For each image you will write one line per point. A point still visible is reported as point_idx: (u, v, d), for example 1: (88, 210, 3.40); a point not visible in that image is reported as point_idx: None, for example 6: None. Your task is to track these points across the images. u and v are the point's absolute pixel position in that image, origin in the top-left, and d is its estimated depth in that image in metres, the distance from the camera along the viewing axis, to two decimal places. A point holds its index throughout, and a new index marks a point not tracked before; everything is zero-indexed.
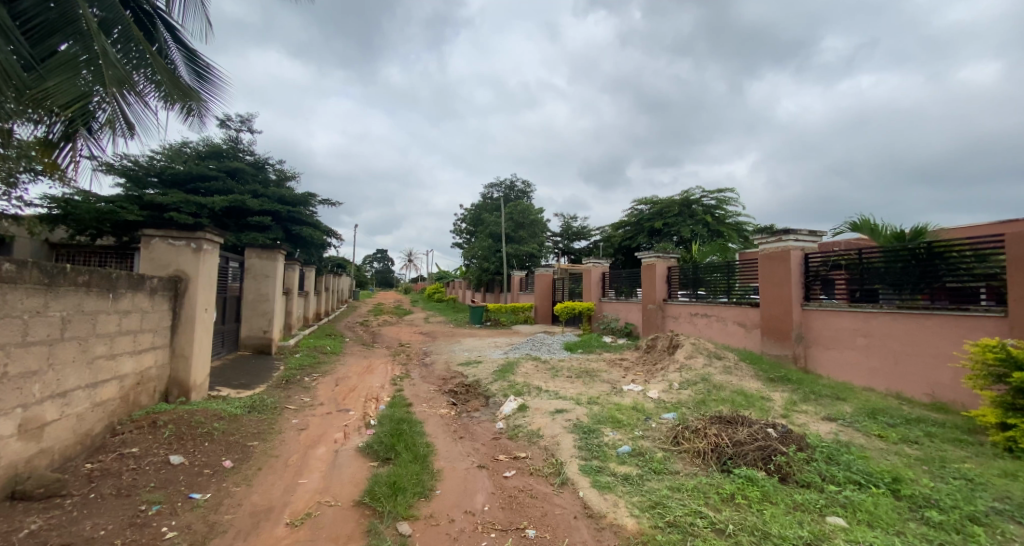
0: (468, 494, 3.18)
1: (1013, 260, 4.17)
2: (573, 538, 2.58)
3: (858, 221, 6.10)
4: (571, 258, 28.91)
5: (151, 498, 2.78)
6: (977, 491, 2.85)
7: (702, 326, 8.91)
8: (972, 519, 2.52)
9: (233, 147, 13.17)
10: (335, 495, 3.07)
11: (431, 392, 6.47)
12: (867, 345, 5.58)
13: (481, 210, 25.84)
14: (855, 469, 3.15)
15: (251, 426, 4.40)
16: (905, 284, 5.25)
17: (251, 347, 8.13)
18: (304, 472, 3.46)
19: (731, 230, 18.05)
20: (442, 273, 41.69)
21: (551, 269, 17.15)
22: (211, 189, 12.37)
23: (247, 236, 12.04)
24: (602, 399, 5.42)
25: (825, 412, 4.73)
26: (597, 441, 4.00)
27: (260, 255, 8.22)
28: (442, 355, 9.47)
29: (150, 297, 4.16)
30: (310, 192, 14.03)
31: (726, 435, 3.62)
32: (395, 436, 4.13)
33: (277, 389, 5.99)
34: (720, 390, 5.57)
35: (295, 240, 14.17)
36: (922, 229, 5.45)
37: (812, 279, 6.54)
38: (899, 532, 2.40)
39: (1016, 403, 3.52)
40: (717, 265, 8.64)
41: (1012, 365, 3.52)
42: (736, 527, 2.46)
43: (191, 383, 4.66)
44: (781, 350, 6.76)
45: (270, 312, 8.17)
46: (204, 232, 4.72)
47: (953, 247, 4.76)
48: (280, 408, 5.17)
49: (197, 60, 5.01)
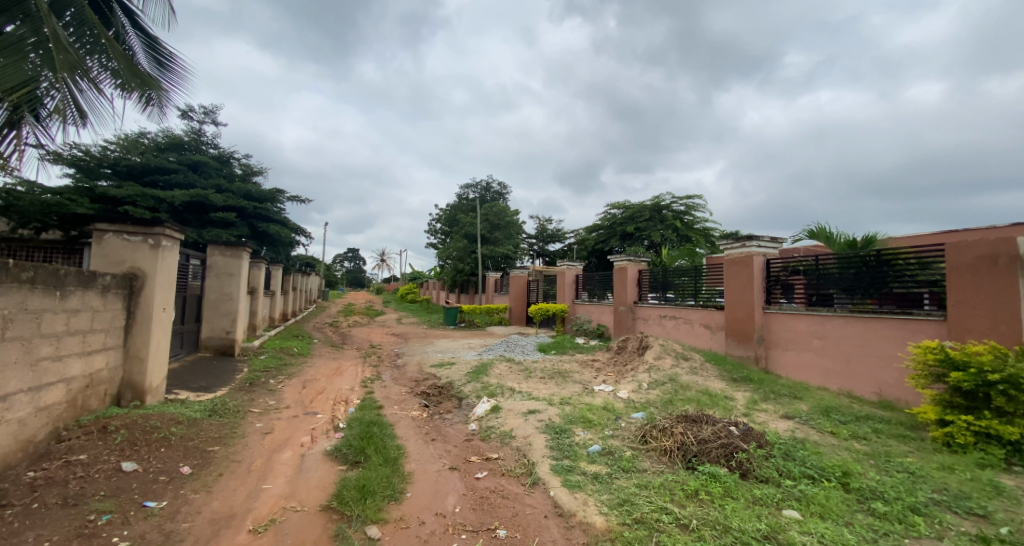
0: (439, 496, 3.17)
1: (952, 267, 4.50)
2: (543, 538, 2.61)
3: (815, 229, 6.42)
4: (545, 260, 29.14)
5: (101, 507, 2.63)
6: (919, 483, 3.07)
7: (670, 328, 9.18)
8: (913, 510, 2.71)
9: (196, 139, 12.60)
10: (300, 501, 2.99)
11: (403, 394, 6.38)
12: (822, 346, 5.90)
13: (456, 210, 25.71)
14: (810, 465, 3.32)
15: (212, 430, 4.23)
16: (857, 289, 5.58)
17: (212, 349, 7.79)
18: (268, 477, 3.36)
19: (698, 235, 18.66)
20: (416, 273, 41.18)
21: (526, 270, 17.23)
22: (170, 183, 11.80)
23: (210, 233, 11.56)
24: (574, 400, 5.50)
25: (783, 410, 4.97)
26: (568, 441, 4.05)
27: (223, 253, 7.90)
28: (414, 357, 9.37)
29: (102, 295, 3.93)
30: (277, 189, 13.58)
31: (691, 433, 3.74)
32: (365, 439, 4.06)
33: (240, 392, 5.77)
34: (686, 390, 5.76)
35: (261, 237, 13.68)
36: (872, 237, 5.80)
37: (773, 283, 6.85)
38: (848, 523, 2.56)
39: (954, 401, 3.81)
40: (685, 268, 8.92)
41: (949, 365, 3.80)
42: (699, 522, 2.56)
43: (146, 386, 4.42)
44: (743, 351, 7.05)
45: (233, 312, 7.85)
46: (163, 227, 4.50)
47: (899, 254, 5.09)
48: (244, 412, 4.98)
49: (159, 48, 4.76)
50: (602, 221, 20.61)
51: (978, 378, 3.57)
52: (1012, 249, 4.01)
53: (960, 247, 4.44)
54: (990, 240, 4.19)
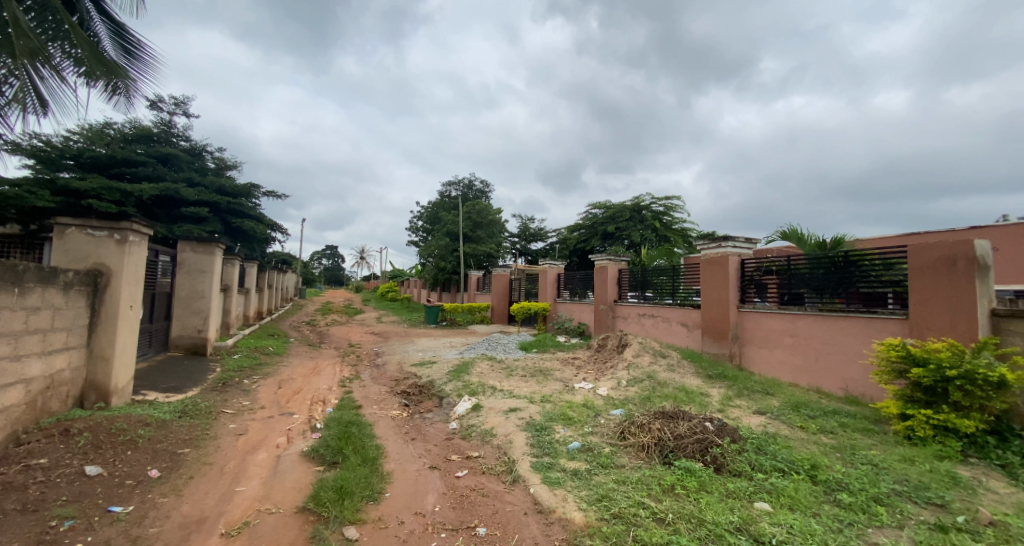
0: (418, 495, 3.16)
1: (914, 268, 4.72)
2: (522, 535, 2.63)
3: (787, 230, 6.63)
4: (527, 259, 29.22)
5: (63, 513, 2.52)
6: (882, 474, 3.21)
7: (649, 326, 9.34)
8: (876, 500, 2.83)
9: (166, 131, 12.15)
10: (276, 503, 2.93)
11: (382, 394, 6.31)
12: (793, 344, 6.11)
13: (438, 208, 25.53)
14: (781, 458, 3.44)
15: (182, 432, 4.09)
16: (826, 289, 5.79)
17: (183, 348, 7.53)
18: (242, 479, 3.28)
19: (677, 236, 19.01)
20: (396, 271, 40.71)
21: (508, 269, 17.25)
22: (138, 176, 11.32)
23: (181, 229, 11.17)
24: (554, 398, 5.55)
25: (756, 406, 5.12)
26: (548, 439, 4.09)
27: (194, 249, 7.61)
28: (394, 356, 9.27)
29: (64, 292, 3.76)
30: (252, 184, 13.19)
31: (668, 429, 3.82)
32: (343, 439, 4.00)
33: (212, 393, 5.60)
34: (663, 387, 5.88)
35: (235, 233, 13.29)
36: (840, 238, 6.03)
37: (747, 283, 7.04)
38: (816, 514, 2.66)
39: (914, 396, 4.00)
40: (663, 268, 9.08)
41: (910, 361, 3.99)
42: (675, 516, 2.62)
43: (111, 387, 4.24)
44: (718, 349, 7.23)
45: (205, 310, 7.61)
46: (130, 222, 4.34)
47: (865, 255, 5.30)
48: (216, 413, 4.84)
49: (127, 36, 4.55)
50: (584, 221, 20.81)
51: (937, 373, 3.75)
52: (969, 252, 4.24)
53: (922, 249, 4.66)
54: (949, 242, 4.41)
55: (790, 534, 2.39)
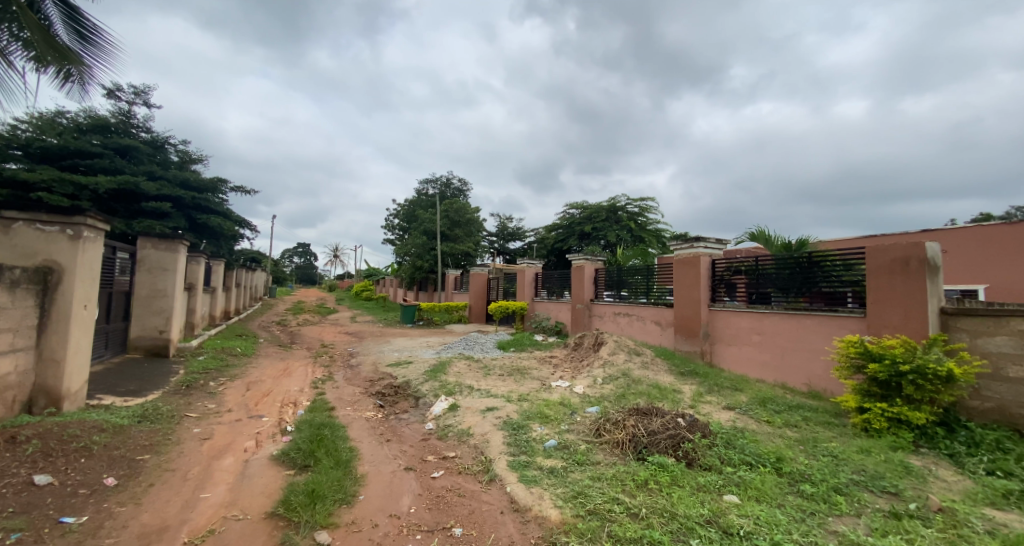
0: (393, 497, 3.11)
1: (871, 268, 4.97)
2: (499, 534, 2.63)
3: (755, 232, 6.86)
4: (505, 259, 29.25)
5: (8, 526, 2.36)
6: (841, 465, 3.37)
7: (624, 325, 9.50)
8: (836, 490, 2.97)
9: (124, 121, 11.50)
10: (242, 509, 2.83)
11: (356, 395, 6.18)
12: (760, 341, 6.33)
13: (415, 206, 25.22)
14: (748, 452, 3.57)
15: (141, 438, 3.90)
16: (791, 288, 6.03)
17: (143, 349, 7.17)
18: (206, 485, 3.16)
19: (651, 236, 19.40)
20: (372, 270, 39.98)
21: (486, 268, 17.20)
22: (93, 168, 10.75)
23: (141, 224, 10.64)
24: (531, 396, 5.58)
25: (725, 402, 5.28)
26: (525, 437, 4.10)
27: (155, 245, 7.24)
28: (369, 356, 9.11)
29: (11, 291, 3.53)
30: (218, 178, 12.69)
31: (642, 425, 3.90)
32: (316, 441, 3.90)
33: (175, 396, 5.37)
34: (638, 384, 6.00)
35: (200, 229, 12.75)
36: (805, 240, 6.29)
37: (717, 282, 7.26)
38: (780, 504, 2.77)
39: (871, 390, 4.20)
40: (638, 268, 9.25)
41: (868, 357, 4.19)
42: (647, 511, 2.67)
43: (64, 391, 4.00)
44: (690, 347, 7.43)
45: (167, 310, 7.28)
46: (85, 217, 4.13)
47: (827, 256, 5.55)
48: (178, 417, 4.63)
49: (81, 20, 4.20)
50: (561, 220, 20.99)
51: (892, 368, 3.97)
52: (921, 253, 4.52)
53: (878, 250, 4.92)
54: (903, 244, 4.68)
55: (756, 525, 2.47)
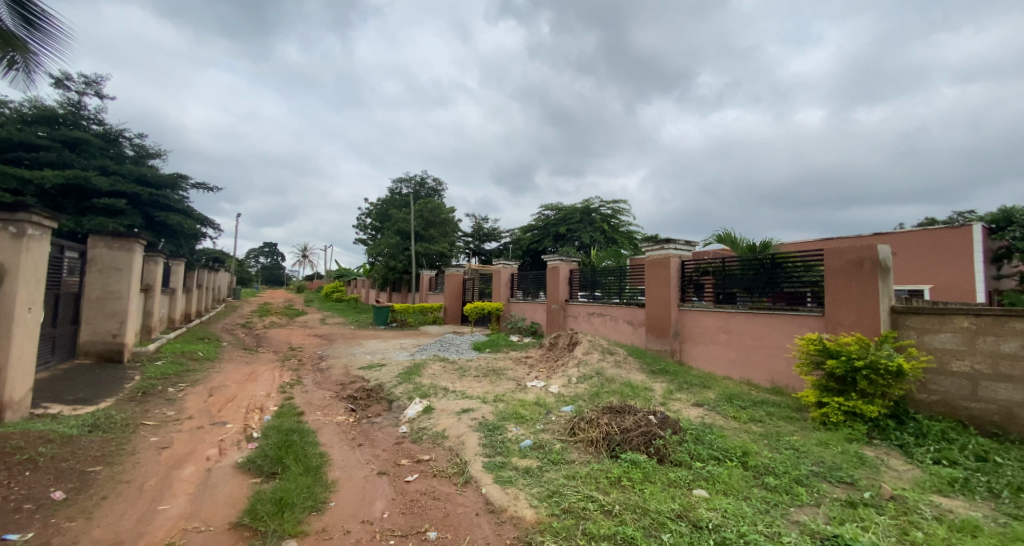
0: (365, 503, 3.04)
1: (828, 270, 5.24)
2: (474, 536, 2.61)
3: (723, 234, 7.09)
4: (480, 259, 29.20)
5: None
6: (802, 457, 3.53)
7: (598, 325, 9.63)
8: (797, 481, 3.11)
9: (74, 112, 10.80)
10: (205, 520, 2.71)
11: (327, 399, 6.02)
12: (727, 340, 6.57)
13: (388, 205, 24.78)
14: (715, 447, 3.69)
15: (92, 448, 3.67)
16: (755, 289, 6.28)
17: (94, 355, 6.75)
18: (165, 497, 3.00)
19: (624, 238, 19.80)
20: (343, 270, 39.05)
21: (461, 269, 17.09)
22: (38, 161, 10.06)
23: (92, 222, 10.02)
24: (507, 397, 5.57)
25: (694, 399, 5.44)
26: (501, 438, 4.10)
27: (108, 245, 6.84)
28: (339, 359, 8.88)
29: None
30: (178, 174, 12.09)
31: (616, 423, 3.96)
32: (284, 448, 3.77)
33: (130, 403, 5.08)
34: (611, 382, 6.10)
35: (158, 227, 12.12)
36: (768, 242, 6.55)
37: (687, 283, 7.46)
38: (747, 497, 2.88)
39: (829, 385, 4.42)
40: (611, 268, 9.40)
41: (826, 354, 4.40)
42: (621, 508, 2.72)
43: (5, 400, 3.71)
44: (661, 345, 7.62)
45: (122, 313, 6.88)
46: (28, 214, 3.86)
47: (789, 258, 5.82)
48: (134, 425, 4.38)
49: (28, 3, 3.73)
50: (537, 221, 21.15)
51: (847, 364, 4.19)
52: (873, 256, 4.80)
53: (835, 253, 5.19)
54: (858, 247, 4.95)
55: (724, 518, 2.55)
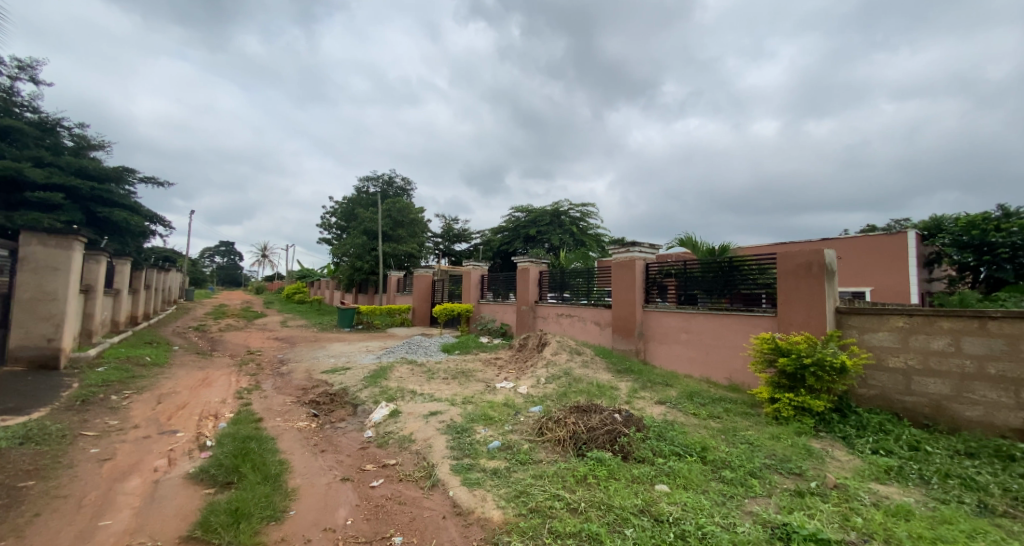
0: (328, 510, 2.96)
1: (780, 273, 5.55)
2: (440, 539, 2.61)
3: (684, 237, 7.38)
4: (450, 260, 28.96)
5: None
6: (756, 451, 3.72)
7: (566, 326, 9.77)
8: (751, 474, 3.27)
9: (4, 99, 9.93)
10: (151, 535, 2.55)
11: (287, 404, 5.81)
12: (688, 339, 6.82)
13: (354, 205, 24.16)
14: (676, 443, 3.83)
15: (22, 462, 3.38)
16: (714, 290, 6.56)
17: (25, 361, 6.21)
18: (106, 512, 2.80)
19: (592, 240, 20.18)
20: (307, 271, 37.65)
21: (430, 270, 16.89)
22: None
23: (24, 217, 9.25)
24: (475, 399, 5.56)
25: (657, 397, 5.61)
26: (468, 440, 4.08)
27: (43, 242, 6.34)
28: (302, 362, 8.58)
29: None
30: (124, 168, 11.33)
31: (582, 422, 4.03)
32: (240, 456, 3.61)
33: (67, 413, 4.70)
34: (578, 382, 6.20)
35: (101, 224, 11.30)
36: (726, 245, 6.86)
37: (651, 284, 7.70)
38: (704, 490, 3.01)
39: (781, 382, 4.68)
40: (580, 270, 9.56)
41: (778, 352, 4.65)
42: (586, 505, 2.77)
43: None
44: (626, 345, 7.81)
45: (58, 315, 6.37)
46: None
47: (745, 261, 6.12)
48: (72, 436, 4.07)
49: None
50: (507, 223, 21.24)
51: (797, 362, 4.45)
52: (820, 259, 5.12)
53: (786, 256, 5.51)
54: (807, 252, 5.28)
55: (683, 511, 2.65)
